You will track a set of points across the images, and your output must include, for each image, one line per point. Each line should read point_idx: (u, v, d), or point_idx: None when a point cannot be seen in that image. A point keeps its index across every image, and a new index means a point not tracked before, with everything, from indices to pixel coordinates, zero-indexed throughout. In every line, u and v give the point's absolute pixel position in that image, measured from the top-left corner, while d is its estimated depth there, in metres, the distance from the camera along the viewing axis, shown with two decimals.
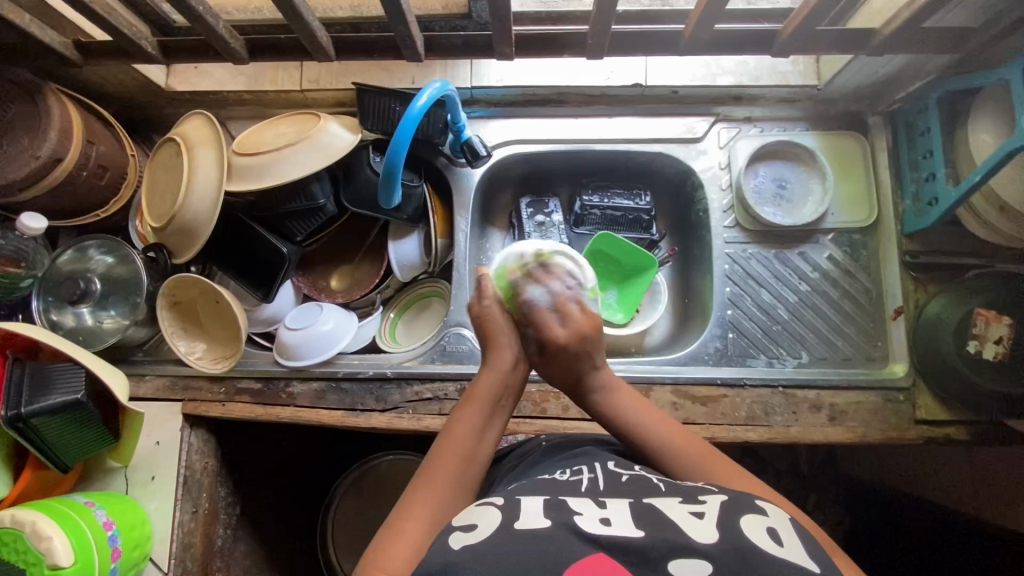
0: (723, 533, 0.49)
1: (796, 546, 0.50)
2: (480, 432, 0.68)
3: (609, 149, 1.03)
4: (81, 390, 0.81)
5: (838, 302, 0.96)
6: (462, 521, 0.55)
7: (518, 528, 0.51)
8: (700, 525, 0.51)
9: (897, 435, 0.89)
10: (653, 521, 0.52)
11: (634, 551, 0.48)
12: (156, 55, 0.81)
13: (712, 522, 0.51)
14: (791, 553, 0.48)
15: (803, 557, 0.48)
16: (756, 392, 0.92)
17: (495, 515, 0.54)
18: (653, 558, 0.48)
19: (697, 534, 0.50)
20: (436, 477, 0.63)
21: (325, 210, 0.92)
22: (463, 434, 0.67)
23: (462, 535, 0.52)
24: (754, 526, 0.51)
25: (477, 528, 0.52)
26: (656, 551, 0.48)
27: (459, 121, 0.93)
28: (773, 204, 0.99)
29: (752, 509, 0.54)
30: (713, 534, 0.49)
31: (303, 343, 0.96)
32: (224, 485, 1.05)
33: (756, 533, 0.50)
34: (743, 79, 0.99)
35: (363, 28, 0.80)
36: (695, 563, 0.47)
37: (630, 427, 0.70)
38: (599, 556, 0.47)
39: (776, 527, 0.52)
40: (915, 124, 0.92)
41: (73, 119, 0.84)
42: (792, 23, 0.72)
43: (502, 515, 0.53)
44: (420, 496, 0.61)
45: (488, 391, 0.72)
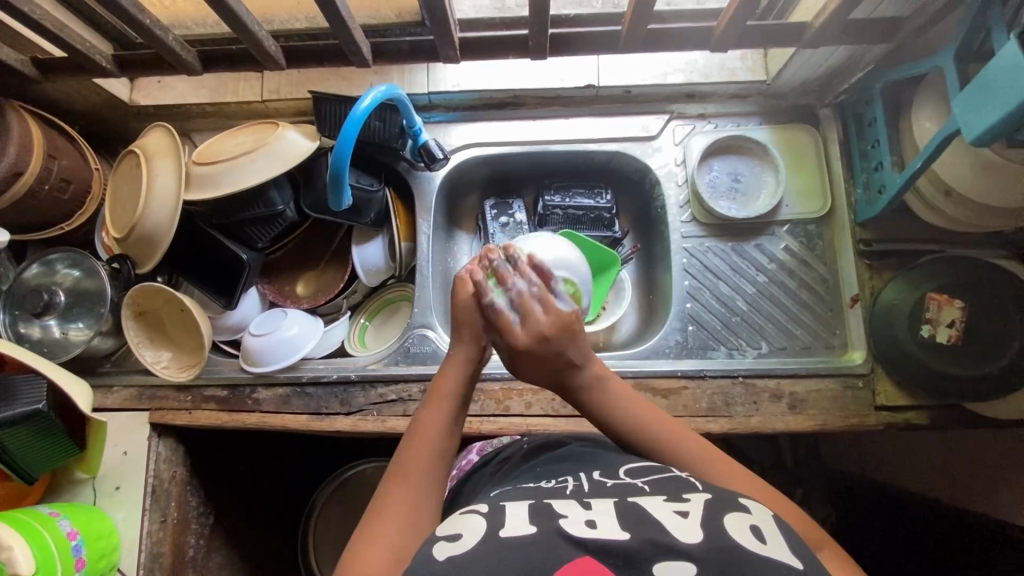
0: (707, 533, 0.49)
1: (778, 541, 0.50)
2: (448, 427, 0.65)
3: (566, 150, 1.05)
4: (41, 400, 0.82)
5: (796, 292, 0.97)
6: (445, 530, 0.53)
7: (504, 536, 0.50)
8: (683, 523, 0.50)
9: (857, 422, 0.90)
10: (635, 519, 0.51)
11: (620, 554, 0.48)
12: (112, 69, 0.82)
13: (696, 521, 0.51)
14: (775, 550, 0.48)
15: (788, 553, 0.48)
16: (717, 383, 0.92)
17: (478, 524, 0.53)
18: (637, 559, 0.47)
19: (681, 533, 0.49)
20: (408, 480, 0.60)
21: (284, 216, 0.95)
22: (429, 432, 0.64)
23: (446, 546, 0.50)
24: (737, 525, 0.50)
25: (461, 537, 0.51)
26: (643, 553, 0.47)
27: (414, 124, 0.95)
28: (728, 197, 1.01)
29: (735, 506, 0.53)
30: (697, 533, 0.49)
31: (267, 348, 0.96)
32: (195, 493, 1.05)
33: (739, 530, 0.50)
34: (694, 77, 1.01)
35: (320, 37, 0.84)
36: (680, 563, 0.46)
37: (610, 411, 0.67)
38: (586, 560, 0.47)
39: (760, 526, 0.51)
40: (863, 115, 0.94)
41: (34, 134, 0.86)
42: (724, 19, 0.74)
43: (487, 523, 0.52)
44: (392, 500, 0.58)
45: (452, 384, 0.68)
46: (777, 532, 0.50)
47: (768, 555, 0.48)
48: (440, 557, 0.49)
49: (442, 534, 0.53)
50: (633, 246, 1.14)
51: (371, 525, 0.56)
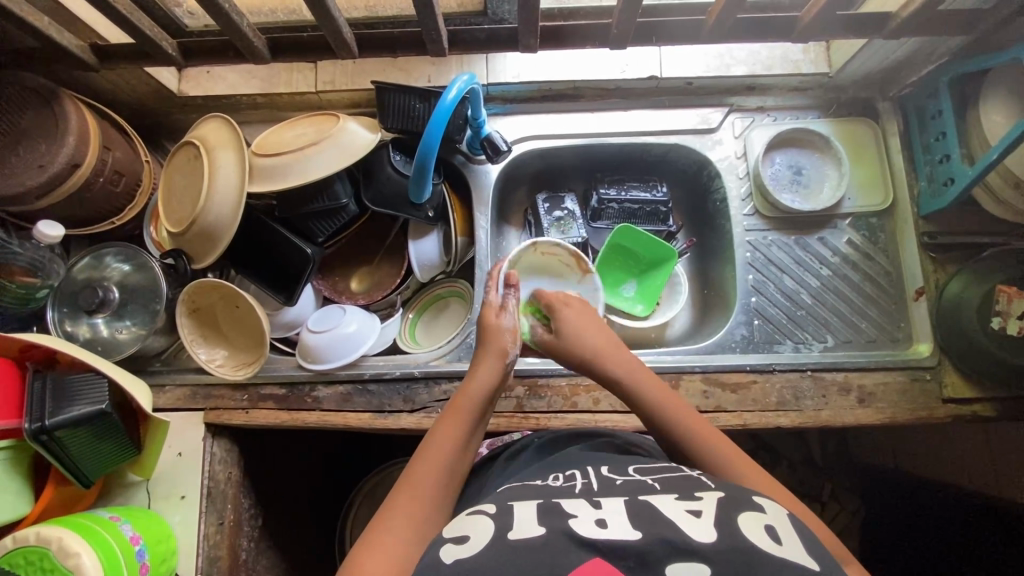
0: (722, 534, 0.48)
1: (794, 541, 0.49)
2: (460, 448, 0.66)
3: (624, 142, 1.04)
4: (104, 400, 0.79)
5: (859, 285, 0.97)
6: (452, 532, 0.53)
7: (510, 538, 0.49)
8: (697, 523, 0.49)
9: (927, 415, 0.90)
10: (647, 518, 0.50)
11: (631, 555, 0.47)
12: (176, 56, 0.80)
13: (709, 520, 0.50)
14: (792, 552, 0.47)
15: (804, 554, 0.48)
16: (785, 376, 0.92)
17: (487, 527, 0.52)
18: (650, 561, 0.47)
19: (696, 532, 0.48)
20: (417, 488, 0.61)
21: (347, 210, 0.92)
22: (444, 447, 0.65)
23: (453, 549, 0.50)
24: (752, 524, 0.50)
25: (468, 541, 0.51)
26: (653, 554, 0.47)
27: (479, 117, 0.94)
28: (790, 190, 1.00)
29: (750, 505, 0.53)
30: (711, 533, 0.48)
31: (328, 345, 0.94)
32: (248, 495, 1.02)
33: (755, 531, 0.49)
34: (756, 69, 1.00)
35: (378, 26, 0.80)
36: (694, 565, 0.46)
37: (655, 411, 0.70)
38: (597, 563, 0.46)
39: (774, 525, 0.51)
40: (926, 108, 0.94)
41: (90, 124, 0.83)
42: (812, 8, 0.74)
43: (494, 526, 0.52)
44: (398, 509, 0.59)
45: (470, 406, 0.70)
46: (793, 534, 0.50)
47: (784, 556, 0.47)
48: (448, 562, 0.49)
49: (449, 536, 0.53)
50: (688, 240, 1.13)
51: (376, 531, 0.57)
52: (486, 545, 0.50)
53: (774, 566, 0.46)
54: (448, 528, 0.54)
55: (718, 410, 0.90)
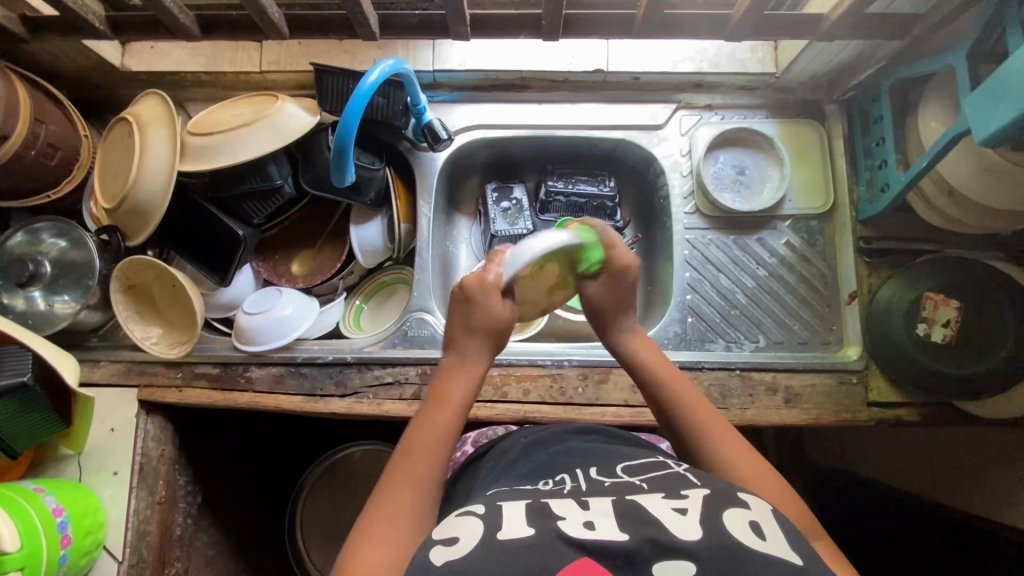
0: (707, 531, 0.49)
1: (779, 539, 0.50)
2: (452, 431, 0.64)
3: (571, 136, 1.04)
4: (27, 372, 0.80)
5: (794, 287, 0.98)
6: (441, 534, 0.53)
7: (499, 538, 0.50)
8: (682, 520, 0.51)
9: (850, 417, 0.91)
10: (634, 518, 0.51)
11: (618, 554, 0.48)
12: (105, 30, 0.79)
13: (695, 517, 0.51)
14: (775, 547, 0.49)
15: (788, 550, 0.49)
16: (714, 374, 0.93)
17: (476, 526, 0.52)
18: (637, 561, 0.48)
19: (681, 531, 0.50)
20: (404, 482, 0.59)
21: (281, 192, 0.92)
22: (426, 438, 0.63)
23: (443, 550, 0.50)
24: (737, 520, 0.51)
25: (458, 542, 0.51)
26: (641, 554, 0.48)
27: (419, 103, 0.93)
28: (732, 190, 1.00)
29: (735, 501, 0.54)
30: (695, 530, 0.50)
31: (262, 327, 0.94)
32: (184, 472, 1.03)
33: (741, 528, 0.50)
34: (703, 66, 1.00)
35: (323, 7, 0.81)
36: (681, 563, 0.47)
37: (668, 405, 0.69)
38: (583, 562, 0.47)
39: (758, 521, 0.52)
40: (869, 112, 0.94)
41: (21, 96, 0.83)
42: (741, 6, 0.73)
43: (483, 526, 0.52)
44: (389, 499, 0.58)
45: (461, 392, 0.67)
46: (778, 527, 0.51)
47: (770, 552, 0.48)
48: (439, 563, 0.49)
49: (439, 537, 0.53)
50: (634, 235, 1.13)
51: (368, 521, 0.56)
52: (475, 544, 0.50)
53: (760, 562, 0.47)
54: (441, 530, 0.54)
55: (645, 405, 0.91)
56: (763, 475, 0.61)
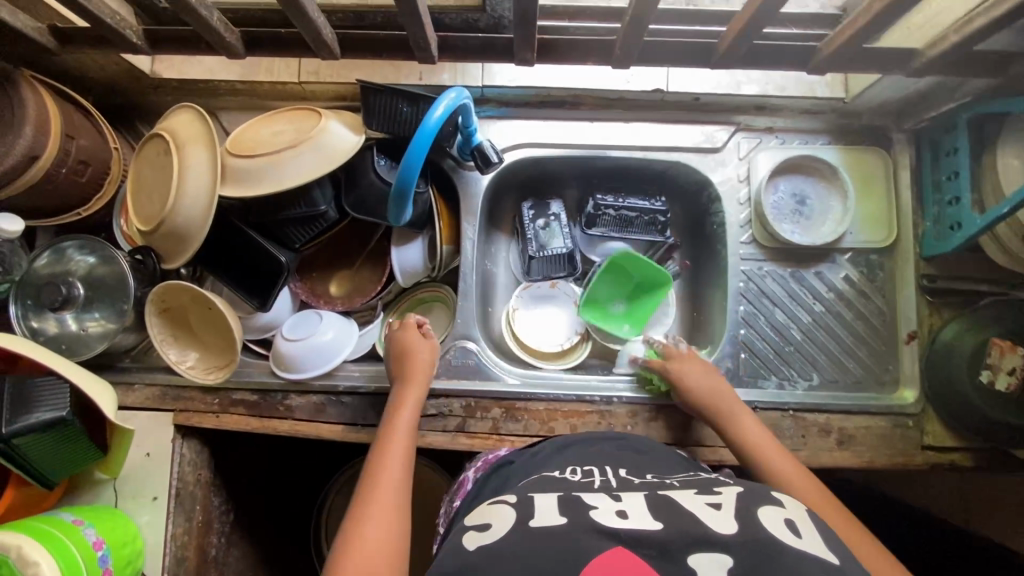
0: (742, 526, 0.51)
1: (815, 537, 0.50)
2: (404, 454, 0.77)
3: (624, 156, 0.98)
4: (66, 407, 0.77)
5: (852, 324, 0.95)
6: (474, 521, 0.58)
7: (533, 525, 0.54)
8: (718, 516, 0.52)
9: (904, 461, 0.90)
10: (667, 511, 0.54)
11: (653, 545, 0.50)
12: (142, 45, 0.73)
13: (728, 513, 0.53)
14: (812, 543, 0.49)
15: (823, 548, 0.49)
16: (767, 414, 0.91)
17: (508, 512, 0.57)
18: (671, 550, 0.49)
19: (716, 524, 0.51)
20: (373, 501, 0.70)
21: (325, 216, 0.88)
22: (389, 466, 0.75)
23: (476, 535, 0.55)
24: (772, 518, 0.52)
25: (490, 528, 0.55)
26: (674, 543, 0.49)
27: (470, 124, 0.87)
28: (791, 221, 0.96)
29: (769, 500, 0.55)
30: (732, 525, 0.51)
31: (302, 355, 0.91)
32: (218, 493, 1.01)
33: (776, 525, 0.51)
34: (768, 89, 0.96)
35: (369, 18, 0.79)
36: (716, 554, 0.48)
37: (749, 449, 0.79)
38: (619, 550, 0.50)
39: (794, 519, 0.53)
40: (941, 143, 0.89)
41: (51, 111, 0.78)
42: (834, 41, 0.68)
43: (515, 513, 0.57)
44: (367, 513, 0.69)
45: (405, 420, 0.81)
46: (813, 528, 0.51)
47: (804, 548, 0.48)
48: (472, 546, 0.54)
49: (472, 523, 0.58)
50: (681, 263, 1.09)
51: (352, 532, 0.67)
52: (507, 530, 0.54)
53: (794, 558, 0.47)
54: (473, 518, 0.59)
55: (696, 444, 0.89)
56: (818, 494, 0.73)
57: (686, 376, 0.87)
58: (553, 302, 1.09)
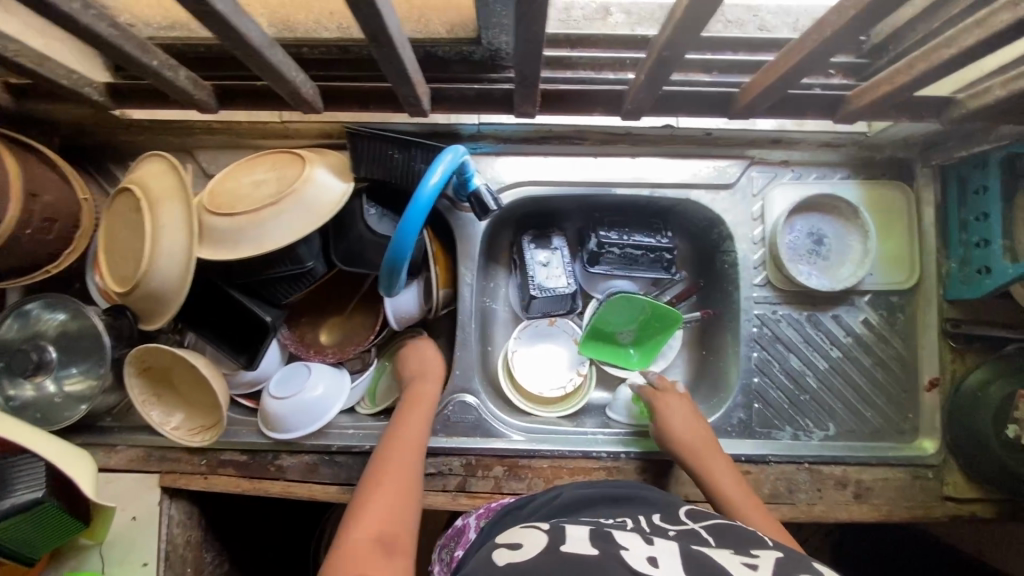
0: None
1: None
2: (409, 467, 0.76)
3: (630, 193, 0.93)
4: (42, 486, 0.73)
5: (870, 370, 0.90)
6: (508, 540, 0.57)
7: (563, 549, 0.52)
8: None
9: (923, 513, 0.86)
10: (699, 564, 0.50)
11: None
12: (104, 101, 0.67)
13: (765, 573, 0.48)
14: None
15: None
16: (781, 468, 0.87)
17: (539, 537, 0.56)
18: None
19: None
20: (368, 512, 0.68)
21: (313, 272, 0.82)
22: (392, 476, 0.73)
23: (507, 552, 0.54)
24: None
25: (522, 546, 0.54)
26: None
27: (467, 171, 0.81)
28: (808, 261, 0.91)
29: (808, 569, 0.49)
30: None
31: (290, 414, 0.86)
32: (212, 548, 0.97)
33: None
34: (786, 124, 0.87)
35: (353, 50, 0.74)
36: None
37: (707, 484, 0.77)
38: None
39: None
40: (969, 181, 0.83)
41: (9, 171, 0.72)
42: (865, 94, 0.63)
43: (548, 538, 0.55)
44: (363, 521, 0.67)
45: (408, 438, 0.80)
46: None
47: None
48: (500, 562, 0.52)
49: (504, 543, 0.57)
50: (702, 311, 1.02)
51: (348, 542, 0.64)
52: (541, 549, 0.53)
53: None
54: (506, 537, 0.58)
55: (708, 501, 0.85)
56: (775, 529, 0.70)
57: (669, 406, 0.85)
58: (553, 340, 1.04)
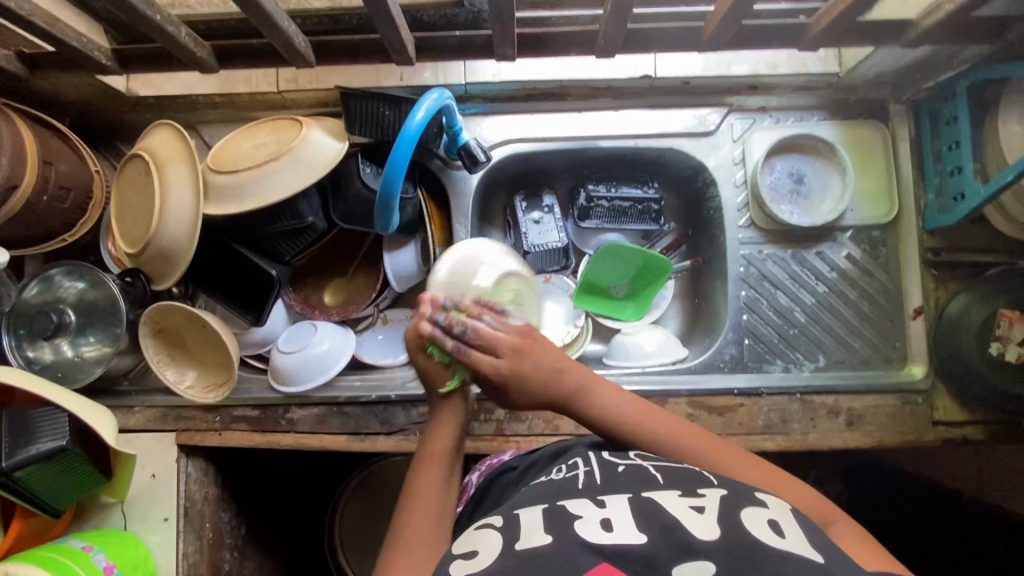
0: (724, 530, 0.46)
1: (797, 534, 0.46)
2: (447, 486, 0.64)
3: (615, 146, 0.96)
4: (66, 435, 0.77)
5: (855, 303, 0.93)
6: (460, 547, 0.51)
7: (519, 547, 0.47)
8: (700, 519, 0.47)
9: (914, 438, 0.88)
10: (649, 516, 0.49)
11: (638, 559, 0.45)
12: (112, 66, 0.71)
13: (712, 516, 0.48)
14: (796, 544, 0.45)
15: (809, 546, 0.45)
16: (774, 399, 0.89)
17: (495, 537, 0.50)
18: (656, 565, 0.44)
19: (697, 529, 0.46)
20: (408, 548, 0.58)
21: (314, 228, 0.86)
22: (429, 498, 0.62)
23: (462, 563, 0.48)
24: (755, 518, 0.47)
25: (477, 554, 0.49)
26: (659, 558, 0.45)
27: (455, 125, 0.86)
28: (789, 201, 0.94)
29: (752, 501, 0.50)
30: (713, 530, 0.46)
31: (298, 367, 0.90)
32: (229, 508, 1.01)
33: (757, 526, 0.46)
34: (759, 68, 0.92)
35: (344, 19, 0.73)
36: (700, 563, 0.44)
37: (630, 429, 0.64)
38: (604, 568, 0.44)
39: (777, 519, 0.48)
40: (941, 113, 0.86)
41: (25, 139, 0.76)
42: (823, 19, 0.67)
43: (502, 538, 0.50)
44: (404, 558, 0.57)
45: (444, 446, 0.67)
46: (797, 526, 0.47)
47: (788, 549, 0.44)
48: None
49: (458, 551, 0.51)
50: (692, 259, 1.05)
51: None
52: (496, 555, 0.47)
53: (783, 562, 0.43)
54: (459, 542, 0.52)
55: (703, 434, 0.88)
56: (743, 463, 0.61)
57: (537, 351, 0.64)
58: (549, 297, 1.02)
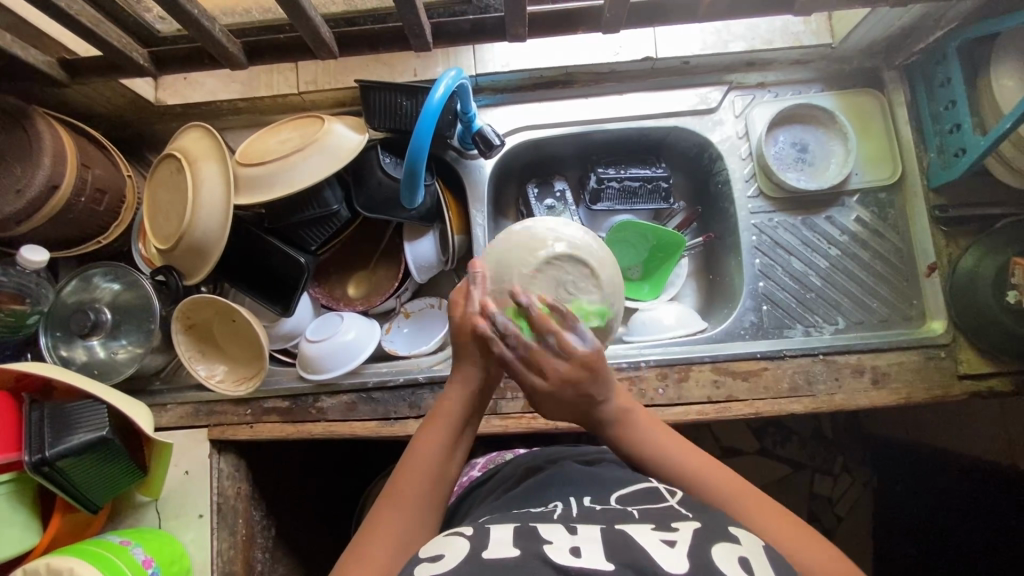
0: (693, 564, 0.45)
1: (768, 574, 0.46)
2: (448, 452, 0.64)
3: (621, 128, 1.00)
4: (106, 426, 0.78)
5: (869, 264, 0.94)
6: (427, 551, 0.51)
7: (485, 556, 0.48)
8: (670, 551, 0.47)
9: (942, 393, 0.88)
10: (620, 543, 0.49)
11: None
12: (148, 66, 0.76)
13: (682, 548, 0.47)
14: None
15: None
16: (797, 361, 0.90)
17: (462, 545, 0.51)
18: None
19: (666, 560, 0.46)
20: (398, 501, 0.59)
21: (338, 216, 0.90)
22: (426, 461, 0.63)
23: (428, 566, 0.48)
24: (726, 555, 0.47)
25: (443, 558, 0.49)
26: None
27: (469, 111, 0.90)
28: (795, 169, 0.97)
29: (724, 535, 0.50)
30: (682, 562, 0.46)
31: (327, 354, 0.92)
32: (260, 507, 1.00)
33: (728, 561, 0.46)
34: (755, 44, 0.96)
35: (359, 21, 0.77)
36: None
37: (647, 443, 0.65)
38: None
39: (749, 557, 0.48)
40: (934, 75, 0.90)
41: (65, 143, 0.80)
42: None
43: (470, 545, 0.50)
44: (387, 513, 0.59)
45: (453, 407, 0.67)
46: (767, 564, 0.47)
47: None
48: None
49: (424, 554, 0.51)
50: (704, 235, 1.08)
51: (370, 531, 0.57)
52: (460, 561, 0.48)
53: None
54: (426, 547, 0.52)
55: (730, 400, 0.88)
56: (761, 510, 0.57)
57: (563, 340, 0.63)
58: None
